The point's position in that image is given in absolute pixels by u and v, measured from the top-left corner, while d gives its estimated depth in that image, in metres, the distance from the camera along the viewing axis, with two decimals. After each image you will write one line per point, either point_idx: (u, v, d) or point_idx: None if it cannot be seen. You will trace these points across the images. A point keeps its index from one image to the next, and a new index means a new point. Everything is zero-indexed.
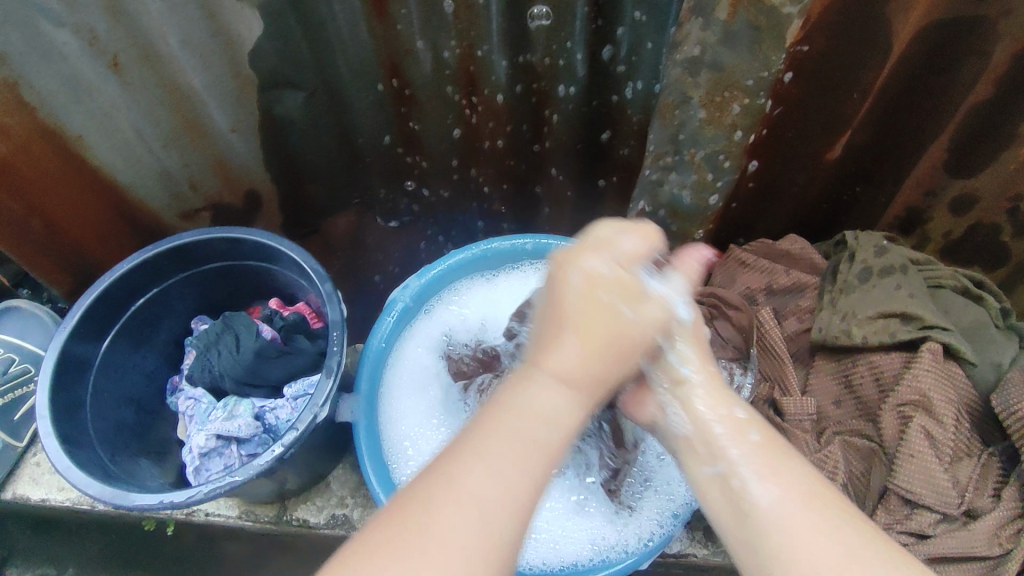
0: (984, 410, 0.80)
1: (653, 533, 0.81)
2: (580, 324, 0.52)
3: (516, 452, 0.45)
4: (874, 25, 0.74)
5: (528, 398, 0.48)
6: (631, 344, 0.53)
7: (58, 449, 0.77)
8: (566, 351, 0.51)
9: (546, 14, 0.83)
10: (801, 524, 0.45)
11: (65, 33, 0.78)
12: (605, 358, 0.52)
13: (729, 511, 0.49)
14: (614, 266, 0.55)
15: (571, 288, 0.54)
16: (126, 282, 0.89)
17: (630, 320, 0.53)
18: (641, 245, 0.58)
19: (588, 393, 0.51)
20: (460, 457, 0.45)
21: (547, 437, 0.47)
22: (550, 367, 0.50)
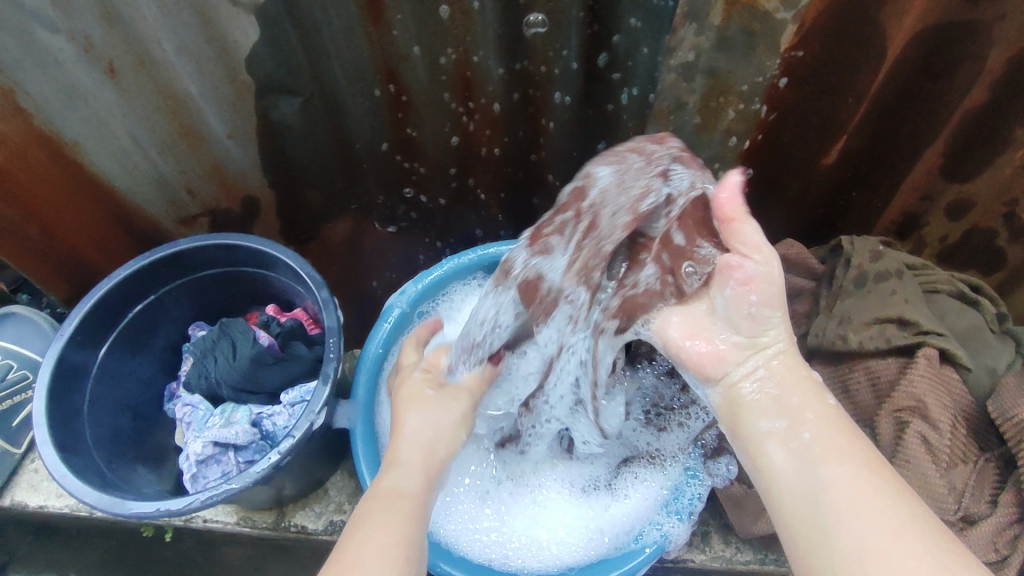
0: (982, 416, 0.80)
1: (645, 527, 0.82)
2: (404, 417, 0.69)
3: (386, 519, 0.56)
4: (868, 30, 0.74)
5: (390, 484, 0.61)
6: (442, 423, 0.69)
7: (56, 457, 0.78)
8: (405, 439, 0.66)
9: (542, 22, 0.83)
10: (853, 494, 0.53)
11: (61, 40, 0.78)
12: (438, 435, 0.68)
13: (796, 459, 0.58)
14: (432, 359, 0.77)
15: (400, 393, 0.73)
16: (123, 289, 0.90)
17: (444, 405, 0.71)
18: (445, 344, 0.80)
19: (425, 468, 0.64)
20: (346, 542, 0.55)
21: (407, 505, 0.59)
22: (401, 452, 0.65)
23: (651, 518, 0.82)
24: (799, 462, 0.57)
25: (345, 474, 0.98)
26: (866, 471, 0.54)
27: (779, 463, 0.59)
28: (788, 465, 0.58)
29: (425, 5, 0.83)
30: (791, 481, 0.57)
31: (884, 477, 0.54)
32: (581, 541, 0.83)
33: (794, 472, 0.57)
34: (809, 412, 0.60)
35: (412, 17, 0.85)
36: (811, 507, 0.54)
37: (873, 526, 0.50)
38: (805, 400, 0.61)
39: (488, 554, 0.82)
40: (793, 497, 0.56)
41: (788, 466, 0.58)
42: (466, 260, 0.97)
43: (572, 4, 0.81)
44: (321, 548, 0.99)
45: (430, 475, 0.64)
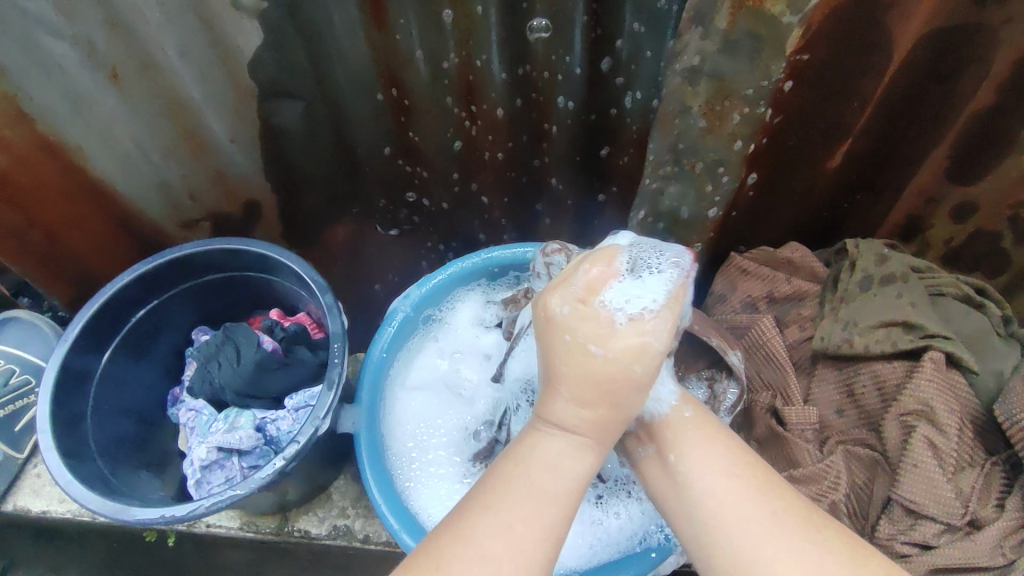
0: (988, 421, 0.80)
1: (649, 529, 0.82)
2: (570, 380, 0.54)
3: (516, 512, 0.51)
4: (874, 34, 0.74)
5: (537, 453, 0.54)
6: (621, 385, 0.54)
7: (59, 463, 0.77)
8: (567, 406, 0.55)
9: (546, 27, 0.84)
10: (735, 505, 0.54)
11: (64, 45, 0.78)
12: (611, 405, 0.54)
13: (670, 484, 0.59)
14: (580, 294, 0.56)
15: (550, 327, 0.56)
16: (126, 294, 0.90)
17: (612, 365, 0.53)
18: (597, 270, 0.56)
19: (595, 440, 0.55)
20: (472, 517, 0.51)
21: (555, 487, 0.53)
22: (557, 420, 0.55)
23: (654, 520, 0.82)
24: (674, 490, 0.58)
25: (348, 479, 0.98)
26: (732, 474, 0.56)
27: (661, 491, 0.60)
28: (670, 496, 0.59)
29: (429, 9, 0.83)
30: (671, 499, 0.59)
31: (748, 486, 0.55)
32: (582, 544, 0.82)
33: (673, 498, 0.59)
34: (671, 433, 0.61)
35: (415, 21, 0.84)
36: (693, 526, 0.56)
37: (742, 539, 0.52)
38: (669, 419, 0.62)
39: None
40: (680, 515, 0.58)
41: (666, 486, 0.59)
42: (470, 264, 0.96)
43: (575, 8, 0.80)
44: (325, 553, 0.98)
45: (597, 450, 0.55)
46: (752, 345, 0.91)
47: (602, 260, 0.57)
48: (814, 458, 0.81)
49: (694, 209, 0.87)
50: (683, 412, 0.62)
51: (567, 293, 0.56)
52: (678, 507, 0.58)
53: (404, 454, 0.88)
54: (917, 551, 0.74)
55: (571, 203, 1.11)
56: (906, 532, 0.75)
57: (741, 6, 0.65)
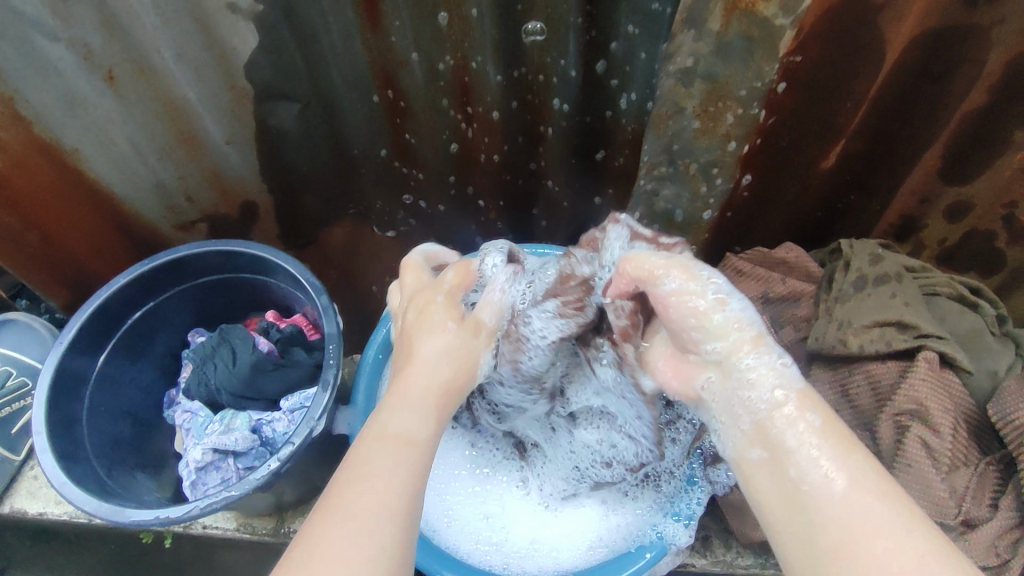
0: (982, 419, 0.80)
1: (643, 530, 0.82)
2: (422, 355, 0.61)
3: (379, 468, 0.52)
4: (867, 35, 0.74)
5: (392, 423, 0.55)
6: (466, 356, 0.63)
7: (55, 465, 0.78)
8: (423, 374, 0.60)
9: (541, 30, 0.84)
10: (881, 524, 0.47)
11: (60, 48, 0.78)
12: (456, 367, 0.61)
13: (786, 497, 0.52)
14: (439, 278, 0.67)
15: (410, 307, 0.67)
16: (121, 296, 0.90)
17: (458, 337, 0.63)
18: (454, 267, 0.69)
19: (441, 410, 0.59)
20: (339, 486, 0.51)
21: (416, 450, 0.54)
22: (409, 393, 0.58)
23: (648, 521, 0.83)
24: (787, 498, 0.52)
25: None
26: (876, 495, 0.49)
27: (770, 500, 0.53)
28: (779, 505, 0.52)
29: (424, 11, 0.83)
30: (774, 500, 0.53)
31: (897, 509, 0.48)
32: (580, 546, 0.83)
33: (784, 509, 0.52)
34: (797, 436, 0.54)
35: (409, 23, 0.85)
36: (799, 531, 0.50)
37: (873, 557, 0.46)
38: (788, 425, 0.54)
39: (488, 562, 0.82)
40: (783, 524, 0.51)
41: (772, 484, 0.54)
42: None
43: (570, 10, 0.81)
44: None
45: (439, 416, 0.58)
46: None
47: (413, 267, 0.73)
48: None
49: (689, 210, 0.88)
50: (809, 420, 0.54)
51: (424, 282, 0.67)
52: (798, 526, 0.50)
53: None
54: None
55: (567, 204, 1.11)
56: None
57: (733, 9, 0.65)
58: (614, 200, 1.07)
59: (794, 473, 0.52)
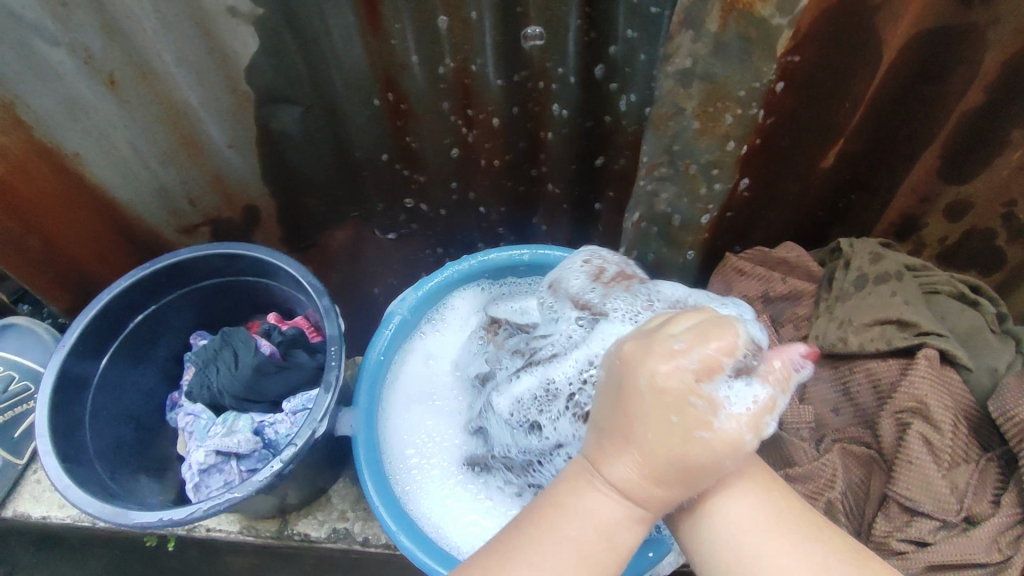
0: (984, 416, 0.80)
1: (646, 523, 0.83)
2: (645, 447, 0.52)
3: (567, 555, 0.53)
4: (865, 36, 0.75)
5: (587, 506, 0.54)
6: (701, 467, 0.52)
7: (58, 468, 0.78)
8: (625, 465, 0.53)
9: (540, 35, 0.85)
10: (765, 527, 0.54)
11: (61, 53, 0.79)
12: (674, 488, 0.53)
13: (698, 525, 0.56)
14: (692, 380, 0.51)
15: (657, 435, 0.51)
16: (123, 300, 0.90)
17: (700, 448, 0.52)
18: (713, 351, 0.52)
19: (652, 510, 0.54)
20: (511, 559, 0.53)
21: (598, 549, 0.53)
22: (612, 477, 0.54)
23: (652, 516, 0.83)
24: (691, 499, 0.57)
25: (348, 482, 0.98)
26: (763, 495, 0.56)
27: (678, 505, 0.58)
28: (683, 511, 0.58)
29: (424, 14, 0.83)
30: (692, 528, 0.57)
31: (774, 504, 0.56)
32: None
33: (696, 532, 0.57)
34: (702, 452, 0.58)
35: (410, 26, 0.85)
36: (698, 528, 0.56)
37: (764, 553, 0.53)
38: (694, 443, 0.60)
39: None
40: (698, 544, 0.56)
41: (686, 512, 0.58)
42: (465, 267, 0.97)
43: (569, 12, 0.81)
44: (322, 557, 0.99)
45: (649, 520, 0.55)
46: None
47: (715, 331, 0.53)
48: (810, 456, 0.81)
49: (689, 212, 0.88)
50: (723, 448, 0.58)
51: (684, 411, 0.51)
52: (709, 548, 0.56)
53: (400, 458, 0.88)
54: (913, 548, 0.74)
55: (567, 207, 1.12)
56: (903, 529, 0.75)
57: (731, 9, 0.65)
58: (614, 205, 1.08)
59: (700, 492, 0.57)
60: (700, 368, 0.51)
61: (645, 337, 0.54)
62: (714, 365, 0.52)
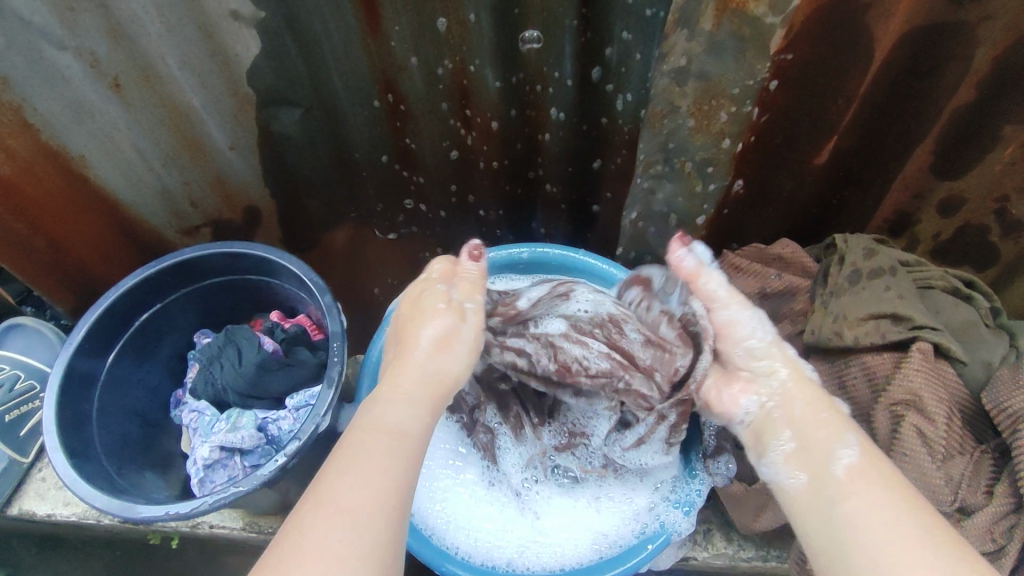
0: (977, 408, 0.82)
1: (647, 521, 0.83)
2: (409, 342, 0.69)
3: (371, 451, 0.57)
4: (857, 34, 0.76)
5: (374, 415, 0.61)
6: (451, 346, 0.70)
7: (66, 463, 0.79)
8: (409, 364, 0.67)
9: (537, 38, 0.86)
10: (884, 510, 0.55)
11: (67, 56, 0.80)
12: (441, 369, 0.67)
13: (815, 502, 0.59)
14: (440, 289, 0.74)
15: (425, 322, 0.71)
16: (129, 299, 0.91)
17: (451, 325, 0.71)
18: (448, 270, 0.77)
19: (433, 401, 0.65)
20: (329, 478, 0.55)
21: (399, 443, 0.59)
22: (394, 382, 0.65)
23: (652, 512, 0.83)
24: (822, 492, 0.59)
25: None
26: (895, 493, 0.56)
27: (805, 500, 0.60)
28: (809, 507, 0.60)
29: (423, 16, 0.84)
30: (810, 505, 0.60)
31: (896, 491, 0.57)
32: (584, 544, 0.82)
33: (813, 508, 0.59)
34: (831, 450, 0.62)
35: (409, 28, 0.86)
36: (826, 522, 0.57)
37: (887, 534, 0.53)
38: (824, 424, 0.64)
39: (489, 561, 0.81)
40: (814, 518, 0.59)
41: (807, 489, 0.61)
42: None
43: (566, 13, 0.82)
44: None
45: (432, 411, 0.64)
46: None
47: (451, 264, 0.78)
48: None
49: (684, 211, 0.89)
50: (846, 441, 0.62)
51: (440, 301, 0.72)
52: (824, 525, 0.57)
53: None
54: None
55: (565, 206, 1.13)
56: None
57: (724, 8, 0.66)
58: (611, 206, 1.09)
59: (832, 488, 0.59)
60: (443, 276, 0.76)
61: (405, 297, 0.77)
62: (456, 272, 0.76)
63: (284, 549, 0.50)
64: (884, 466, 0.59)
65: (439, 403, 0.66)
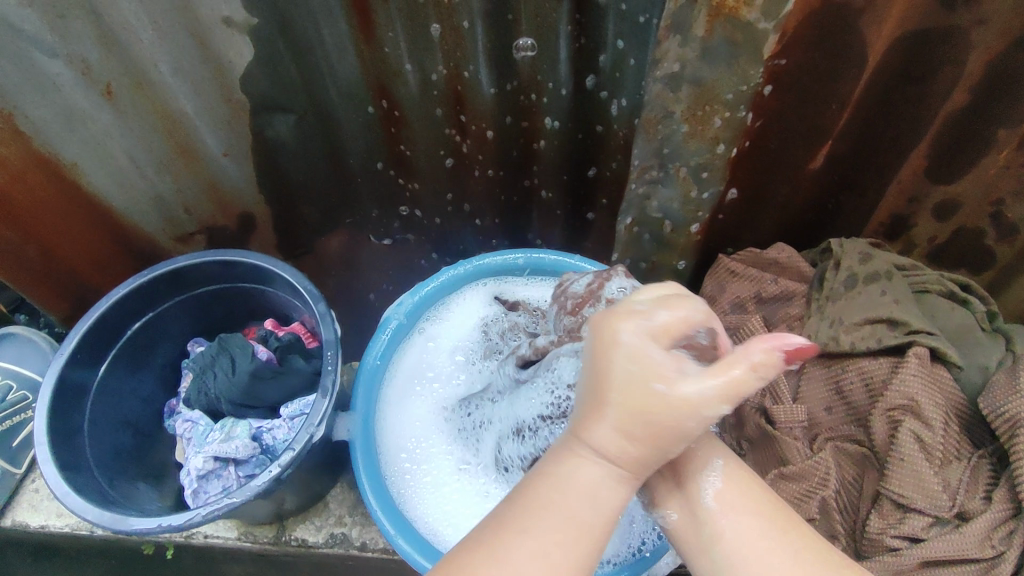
0: (973, 414, 0.82)
1: (645, 534, 0.82)
2: (622, 401, 0.48)
3: (544, 514, 0.49)
4: (848, 40, 0.76)
5: (568, 478, 0.50)
6: (673, 427, 0.48)
7: (57, 476, 0.78)
8: (605, 434, 0.49)
9: (531, 46, 0.86)
10: (758, 546, 0.53)
11: (59, 63, 0.79)
12: (659, 445, 0.49)
13: (696, 540, 0.56)
14: (648, 335, 0.50)
15: (620, 389, 0.48)
16: (122, 308, 0.91)
17: (670, 393, 0.47)
18: (675, 315, 0.51)
19: (633, 474, 0.50)
20: (496, 541, 0.48)
21: (586, 517, 0.49)
22: (591, 441, 0.50)
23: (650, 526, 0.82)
24: (698, 532, 0.56)
25: (346, 487, 0.99)
26: (759, 518, 0.55)
27: (688, 538, 0.57)
28: (695, 550, 0.56)
29: (416, 23, 0.84)
30: (693, 543, 0.57)
31: (768, 517, 0.55)
32: None
33: (697, 549, 0.56)
34: (698, 481, 0.58)
35: (402, 34, 0.86)
36: (710, 563, 0.55)
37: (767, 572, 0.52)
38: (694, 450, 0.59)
39: None
40: (694, 552, 0.57)
41: (684, 523, 0.58)
42: (460, 272, 0.99)
43: (559, 19, 0.82)
44: (323, 564, 0.99)
45: (634, 483, 0.51)
46: (740, 345, 0.93)
47: (678, 303, 0.52)
48: (803, 455, 0.83)
49: (679, 217, 0.89)
50: (713, 467, 0.58)
51: (642, 360, 0.49)
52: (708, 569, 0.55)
53: (394, 465, 0.87)
54: (907, 544, 0.75)
55: (560, 213, 1.13)
56: (896, 526, 0.76)
57: (717, 14, 0.66)
58: (606, 213, 1.09)
59: (708, 527, 0.56)
60: (644, 339, 0.50)
61: (613, 307, 0.53)
62: (671, 327, 0.51)
63: None
64: (748, 482, 0.58)
65: (642, 475, 0.51)
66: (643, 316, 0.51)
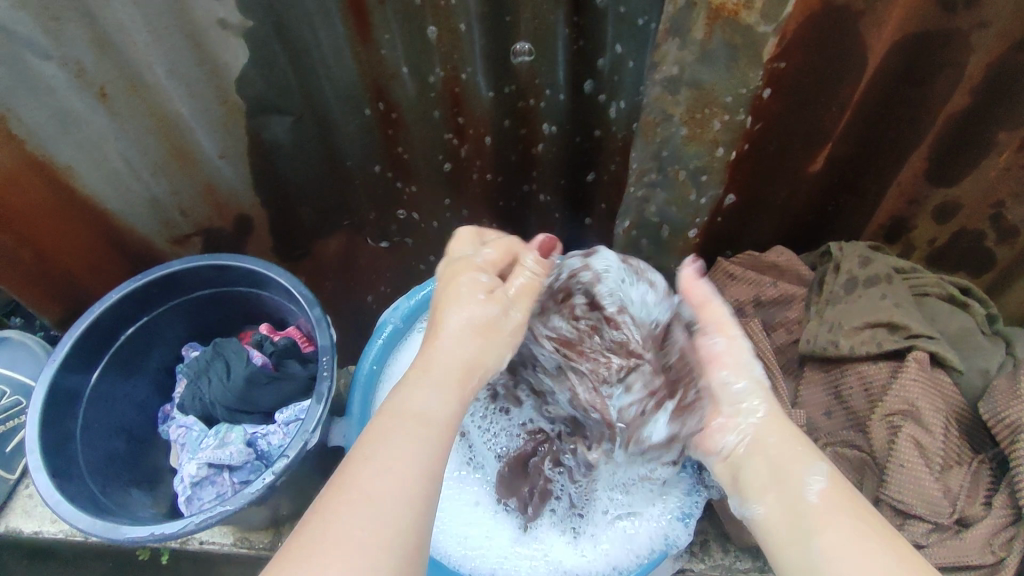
0: (974, 418, 0.81)
1: (651, 544, 0.78)
2: (453, 324, 0.61)
3: (398, 440, 0.53)
4: (848, 42, 0.75)
5: (407, 403, 0.56)
6: (494, 335, 0.62)
7: (49, 483, 0.77)
8: (448, 348, 0.60)
9: (528, 50, 0.86)
10: (856, 539, 0.52)
11: (53, 65, 0.78)
12: (478, 352, 0.61)
13: (790, 530, 0.56)
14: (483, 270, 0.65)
15: (452, 312, 0.62)
16: (115, 313, 0.90)
17: (485, 311, 0.62)
18: (495, 255, 0.67)
19: (461, 387, 0.59)
20: (352, 466, 0.51)
21: (427, 430, 0.54)
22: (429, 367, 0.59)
23: (655, 534, 0.78)
24: (794, 526, 0.56)
25: None
26: (859, 522, 0.53)
27: (779, 531, 0.57)
28: (788, 541, 0.55)
29: (412, 25, 0.83)
30: (784, 536, 0.56)
31: (875, 525, 0.53)
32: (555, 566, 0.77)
33: (789, 540, 0.55)
34: (799, 482, 0.58)
35: (399, 36, 0.85)
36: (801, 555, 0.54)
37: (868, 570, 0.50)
38: (796, 455, 0.61)
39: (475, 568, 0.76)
40: (787, 543, 0.56)
41: (783, 522, 0.57)
42: None
43: (558, 21, 0.81)
44: None
45: (465, 397, 0.59)
46: None
47: (500, 245, 0.69)
48: None
49: (677, 221, 0.88)
50: (817, 470, 0.59)
51: (478, 287, 0.63)
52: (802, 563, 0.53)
53: None
54: None
55: (559, 215, 1.12)
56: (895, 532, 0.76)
57: (716, 17, 0.65)
58: (604, 217, 1.08)
59: (807, 522, 0.55)
60: (489, 266, 0.66)
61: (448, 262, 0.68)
62: (500, 262, 0.67)
63: (305, 542, 0.47)
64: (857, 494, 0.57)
65: (472, 390, 0.60)
66: (476, 260, 0.66)
